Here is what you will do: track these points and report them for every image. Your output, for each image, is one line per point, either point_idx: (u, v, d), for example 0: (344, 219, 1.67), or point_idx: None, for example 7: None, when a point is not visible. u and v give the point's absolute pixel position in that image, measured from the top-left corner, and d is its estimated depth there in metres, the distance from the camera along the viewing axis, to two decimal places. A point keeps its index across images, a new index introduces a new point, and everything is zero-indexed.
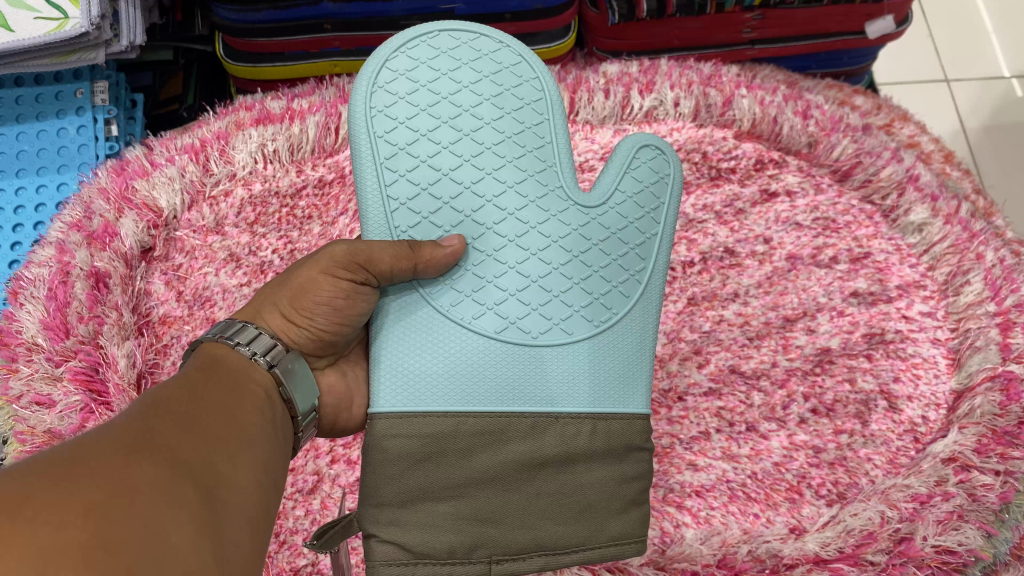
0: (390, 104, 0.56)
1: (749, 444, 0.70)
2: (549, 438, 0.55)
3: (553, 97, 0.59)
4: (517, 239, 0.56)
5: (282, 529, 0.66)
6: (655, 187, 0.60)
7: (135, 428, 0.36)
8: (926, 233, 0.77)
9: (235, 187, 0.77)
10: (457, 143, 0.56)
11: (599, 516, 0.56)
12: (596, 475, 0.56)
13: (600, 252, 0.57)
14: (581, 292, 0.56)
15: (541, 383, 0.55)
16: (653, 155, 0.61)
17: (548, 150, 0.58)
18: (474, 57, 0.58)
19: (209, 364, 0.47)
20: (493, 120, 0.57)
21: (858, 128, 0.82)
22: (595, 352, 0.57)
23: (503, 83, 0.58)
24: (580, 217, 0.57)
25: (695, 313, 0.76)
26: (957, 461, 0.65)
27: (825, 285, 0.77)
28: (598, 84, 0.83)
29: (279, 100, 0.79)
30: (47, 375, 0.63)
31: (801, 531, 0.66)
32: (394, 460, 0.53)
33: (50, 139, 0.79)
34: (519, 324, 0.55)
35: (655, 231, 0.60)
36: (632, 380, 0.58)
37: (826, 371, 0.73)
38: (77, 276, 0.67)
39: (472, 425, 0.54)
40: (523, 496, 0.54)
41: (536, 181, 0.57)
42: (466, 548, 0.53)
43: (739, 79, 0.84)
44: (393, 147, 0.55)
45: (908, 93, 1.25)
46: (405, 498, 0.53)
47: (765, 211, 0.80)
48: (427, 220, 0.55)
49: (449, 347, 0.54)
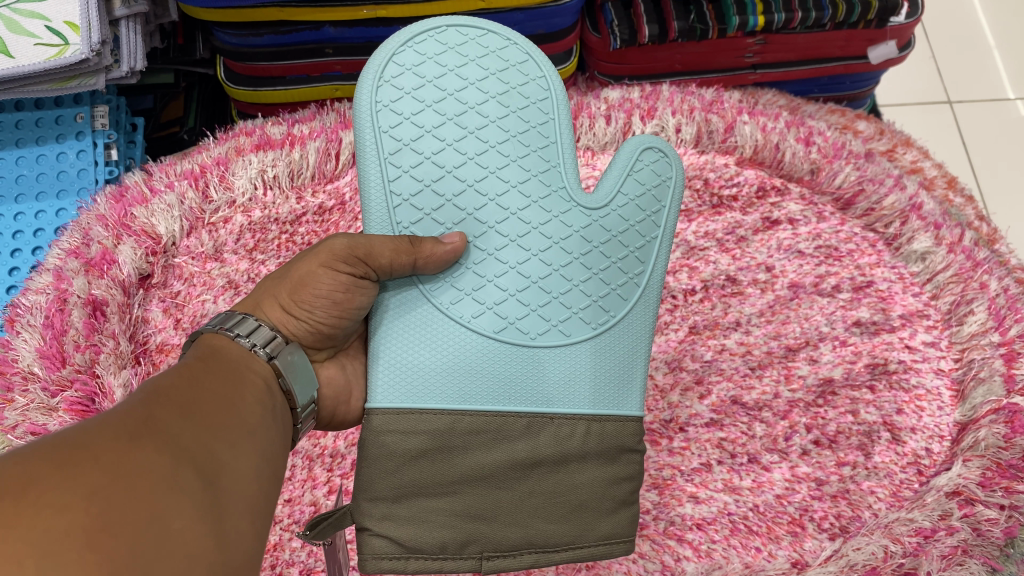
0: (395, 99, 0.55)
1: (750, 476, 0.70)
2: (544, 438, 0.55)
3: (560, 97, 0.58)
4: (518, 239, 0.55)
5: (279, 561, 0.65)
6: (657, 191, 0.59)
7: (138, 414, 0.36)
8: (930, 261, 0.77)
9: (235, 214, 0.77)
10: (461, 140, 0.55)
11: (589, 516, 0.56)
12: (587, 475, 0.56)
13: (601, 254, 0.57)
14: (578, 293, 0.56)
15: (537, 383, 0.55)
16: (656, 159, 0.59)
17: (553, 148, 0.57)
18: (481, 54, 0.57)
19: (209, 355, 0.46)
20: (499, 118, 0.56)
21: (860, 155, 0.82)
22: (591, 353, 0.56)
23: (510, 81, 0.57)
24: (578, 224, 0.56)
25: (696, 342, 0.75)
26: (962, 495, 0.64)
27: (828, 314, 0.76)
28: (600, 111, 0.83)
29: (280, 126, 0.79)
30: (43, 405, 0.63)
31: (803, 564, 0.66)
32: (390, 455, 0.52)
33: (50, 164, 0.78)
34: (517, 325, 0.55)
35: (656, 234, 0.59)
36: (626, 383, 0.57)
37: (829, 402, 0.72)
38: (75, 303, 0.66)
39: (467, 423, 0.53)
40: (515, 495, 0.54)
41: (539, 182, 0.56)
42: (457, 544, 0.53)
43: (740, 105, 0.84)
44: (398, 143, 0.54)
45: (911, 115, 1.25)
46: (399, 493, 0.53)
47: (767, 238, 0.80)
48: (429, 217, 0.54)
49: (447, 344, 0.54)
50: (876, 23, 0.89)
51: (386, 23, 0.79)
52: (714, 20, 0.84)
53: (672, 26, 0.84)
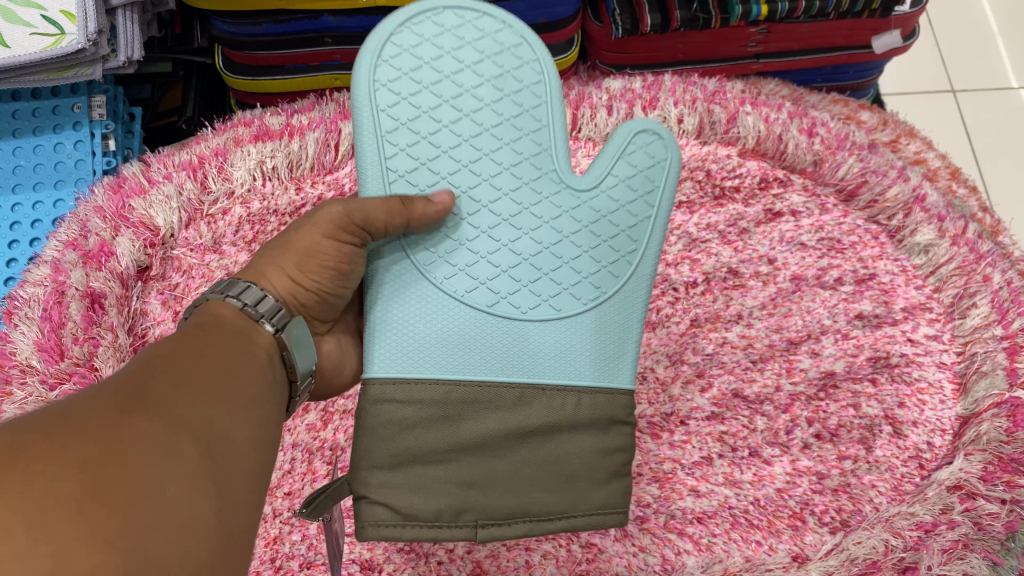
0: (393, 79, 0.54)
1: (751, 470, 0.70)
2: (537, 409, 0.55)
3: (554, 80, 0.56)
4: (511, 218, 0.55)
5: (279, 554, 0.65)
6: (651, 172, 0.58)
7: (132, 383, 0.36)
8: (933, 254, 0.76)
9: (233, 205, 0.76)
10: (456, 122, 0.54)
11: (582, 485, 0.56)
12: (579, 445, 0.56)
13: (592, 234, 0.56)
14: (573, 268, 0.56)
15: (529, 357, 0.55)
16: (654, 135, 0.58)
17: (549, 123, 0.56)
18: (478, 35, 0.55)
19: (210, 322, 0.45)
20: (494, 100, 0.55)
21: (865, 146, 0.82)
22: (587, 328, 0.56)
23: (506, 62, 0.56)
24: (571, 200, 0.56)
25: (698, 335, 0.75)
26: (963, 489, 0.64)
27: (830, 307, 0.76)
28: (601, 100, 0.82)
29: (279, 117, 0.78)
30: (42, 398, 0.63)
31: (803, 559, 0.65)
32: (386, 424, 0.52)
33: (47, 154, 0.78)
34: (509, 299, 0.55)
35: (649, 214, 0.58)
36: (618, 357, 0.57)
37: (831, 396, 0.72)
38: (73, 296, 0.66)
39: (462, 392, 0.53)
40: (510, 464, 0.54)
41: (532, 162, 0.56)
42: (453, 511, 0.53)
43: (743, 96, 0.83)
44: (394, 123, 0.54)
45: (914, 104, 1.24)
46: (395, 461, 0.52)
47: (769, 231, 0.79)
48: (426, 197, 0.54)
49: (440, 317, 0.54)
50: (881, 11, 0.88)
51: (387, 12, 0.78)
52: (717, 9, 0.84)
53: (675, 15, 0.83)
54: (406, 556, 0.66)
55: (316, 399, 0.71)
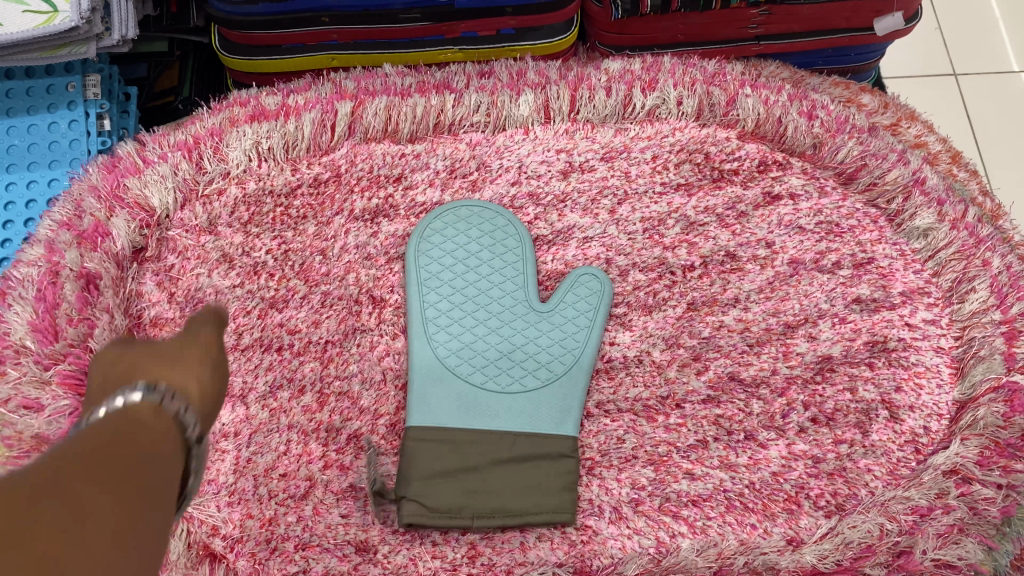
0: (430, 244, 0.74)
1: (747, 453, 0.70)
2: (519, 443, 0.69)
3: (529, 238, 0.75)
4: (497, 329, 0.72)
5: (274, 536, 0.65)
6: (592, 303, 0.73)
7: (48, 468, 0.44)
8: (932, 238, 0.76)
9: (229, 185, 0.75)
10: (467, 270, 0.73)
11: (541, 493, 0.67)
12: (544, 469, 0.68)
13: (556, 333, 0.72)
14: (539, 359, 0.71)
15: (512, 417, 0.70)
16: (598, 275, 0.74)
17: (524, 262, 0.74)
18: (481, 208, 0.75)
19: (124, 426, 0.51)
20: (493, 253, 0.74)
21: (863, 129, 0.81)
22: (550, 401, 0.70)
23: (502, 225, 0.75)
24: (537, 318, 0.72)
25: (694, 319, 0.74)
26: (958, 474, 0.66)
27: (827, 291, 0.75)
28: (600, 82, 0.81)
29: (275, 97, 0.79)
30: (36, 379, 0.63)
31: (798, 542, 0.66)
32: (417, 450, 0.67)
33: (42, 134, 0.78)
34: (496, 380, 0.70)
35: (592, 325, 0.72)
36: (564, 411, 0.70)
37: (827, 379, 0.72)
38: (67, 277, 0.66)
39: (465, 433, 0.69)
40: (496, 484, 0.67)
41: (514, 289, 0.73)
42: (456, 508, 0.66)
43: (744, 79, 0.82)
44: (428, 274, 0.73)
45: (916, 87, 1.23)
46: (422, 477, 0.67)
47: (768, 214, 0.78)
48: (444, 316, 0.72)
49: (452, 384, 0.70)
50: None
51: None
52: None
53: None
54: (401, 537, 0.66)
55: (312, 380, 0.70)
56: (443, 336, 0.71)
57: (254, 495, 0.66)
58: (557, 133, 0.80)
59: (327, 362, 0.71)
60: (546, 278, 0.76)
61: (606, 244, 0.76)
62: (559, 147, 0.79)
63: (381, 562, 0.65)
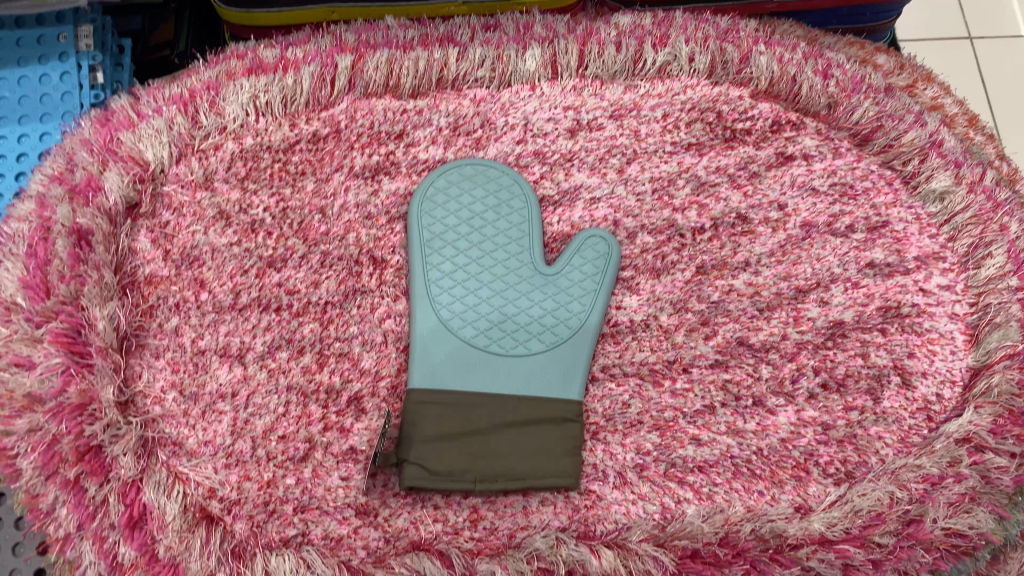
0: (434, 205, 0.72)
1: (755, 419, 0.68)
2: (523, 408, 0.67)
3: (534, 200, 0.73)
4: (501, 292, 0.70)
5: (272, 499, 0.64)
6: (599, 267, 0.71)
7: None
8: (949, 202, 0.74)
9: (225, 140, 0.73)
10: (471, 232, 0.71)
11: (545, 459, 0.65)
12: (549, 434, 0.66)
13: (560, 297, 0.70)
14: (544, 323, 0.69)
15: (516, 381, 0.68)
16: (607, 239, 0.72)
17: (529, 224, 0.72)
18: (485, 170, 0.73)
19: None
20: (497, 214, 0.72)
21: (880, 89, 0.79)
22: (555, 364, 0.68)
23: (506, 187, 0.73)
24: (542, 281, 0.71)
25: (704, 283, 0.72)
26: (971, 442, 0.65)
27: (840, 255, 0.73)
28: (610, 37, 0.79)
29: (273, 50, 0.77)
30: (27, 336, 0.61)
31: (807, 510, 0.65)
32: (419, 413, 0.66)
33: (33, 86, 0.75)
34: (501, 343, 0.69)
35: (599, 288, 0.70)
36: (570, 375, 0.68)
37: (838, 345, 0.70)
38: (58, 233, 0.64)
39: (467, 396, 0.67)
40: (500, 448, 0.66)
41: (519, 251, 0.71)
42: (459, 471, 0.64)
43: (758, 36, 0.81)
44: (432, 235, 0.71)
45: (931, 49, 1.20)
46: (424, 440, 0.65)
47: (780, 175, 0.76)
48: (448, 278, 0.70)
49: (455, 346, 0.68)
50: None
51: None
52: None
53: None
54: (402, 501, 0.65)
55: (311, 341, 0.69)
56: (446, 298, 0.69)
57: (251, 457, 0.65)
58: (564, 90, 0.77)
59: (327, 324, 0.69)
60: (552, 240, 0.74)
61: (614, 205, 0.74)
62: (566, 103, 0.76)
63: (381, 526, 0.64)
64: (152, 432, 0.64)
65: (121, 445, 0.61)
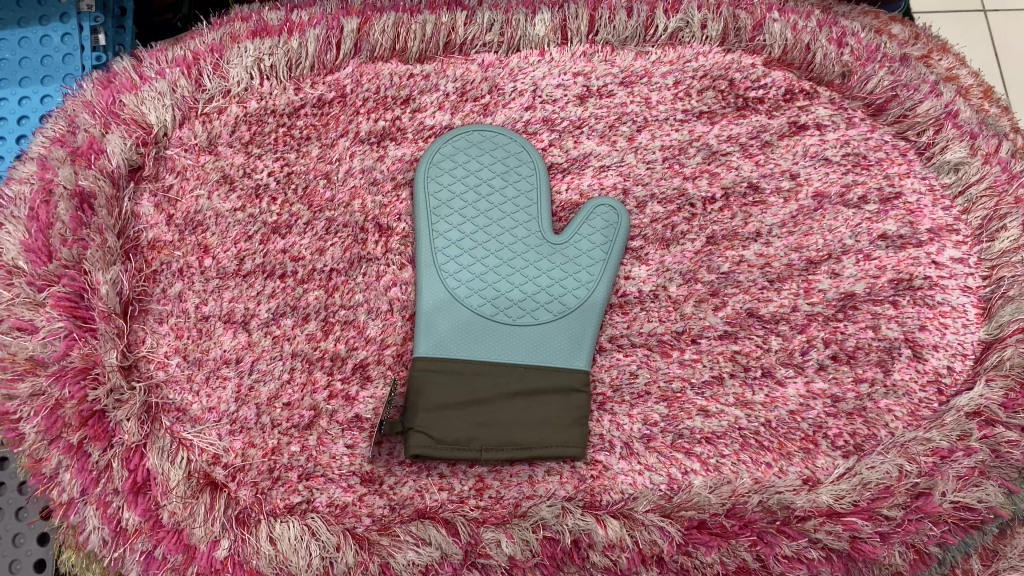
0: (441, 172, 0.71)
1: (763, 391, 0.68)
2: (530, 378, 0.67)
3: (542, 168, 0.71)
4: (509, 261, 0.69)
5: (277, 465, 0.64)
6: (608, 236, 0.70)
7: None
8: (964, 172, 0.73)
9: (229, 104, 0.72)
10: (479, 200, 0.70)
11: (551, 429, 0.65)
12: (555, 404, 0.66)
13: (568, 266, 0.69)
14: (551, 293, 0.69)
15: (523, 351, 0.67)
16: (617, 208, 0.70)
17: (537, 192, 0.71)
18: (492, 135, 0.72)
19: None
20: (505, 181, 0.71)
21: (894, 59, 0.77)
22: (562, 334, 0.68)
23: (514, 154, 0.72)
24: (550, 250, 0.70)
25: (714, 254, 0.71)
26: (982, 416, 0.64)
27: (853, 227, 0.72)
28: (621, 2, 0.77)
29: (278, 12, 0.75)
30: (29, 300, 0.60)
31: (814, 482, 0.65)
32: (424, 381, 0.65)
33: (33, 47, 0.74)
34: (507, 313, 0.68)
35: (607, 258, 0.69)
36: (576, 346, 0.68)
37: (849, 317, 0.69)
38: (60, 196, 0.63)
39: (474, 366, 0.66)
40: (505, 417, 0.65)
41: (527, 220, 0.70)
42: (464, 441, 0.64)
43: (771, 3, 0.78)
44: (438, 203, 0.70)
45: (944, 20, 1.18)
46: (429, 408, 0.64)
47: (792, 144, 0.74)
48: (455, 245, 0.69)
49: (461, 315, 0.67)
50: None
51: None
52: None
53: None
54: (408, 469, 0.65)
55: (316, 308, 0.68)
56: (453, 267, 0.68)
57: (256, 424, 0.65)
58: (574, 56, 0.76)
59: (332, 291, 0.68)
60: (560, 209, 0.73)
61: (623, 173, 0.73)
62: (576, 69, 0.75)
63: (386, 494, 0.64)
64: (156, 397, 0.64)
65: (125, 410, 0.61)
